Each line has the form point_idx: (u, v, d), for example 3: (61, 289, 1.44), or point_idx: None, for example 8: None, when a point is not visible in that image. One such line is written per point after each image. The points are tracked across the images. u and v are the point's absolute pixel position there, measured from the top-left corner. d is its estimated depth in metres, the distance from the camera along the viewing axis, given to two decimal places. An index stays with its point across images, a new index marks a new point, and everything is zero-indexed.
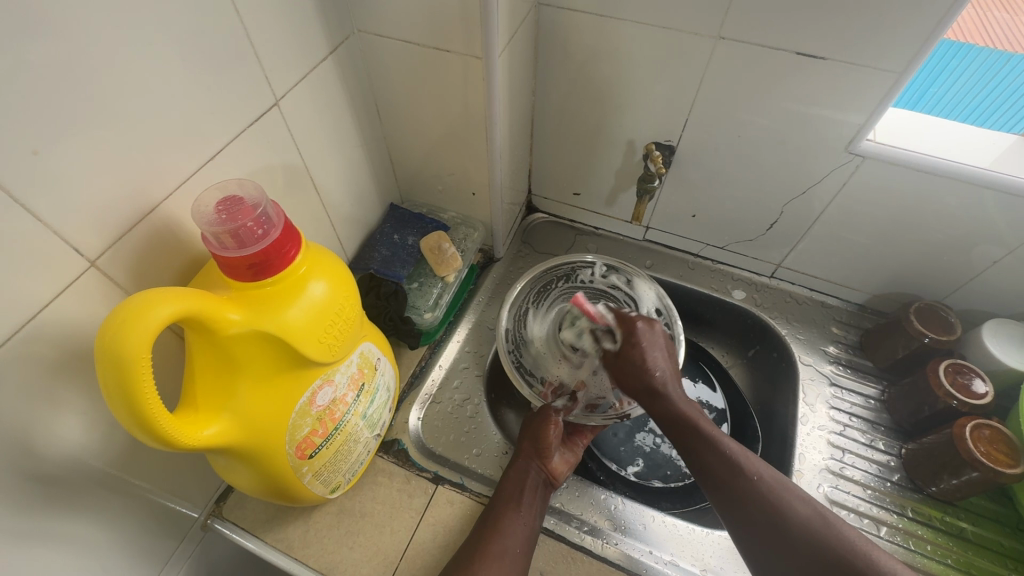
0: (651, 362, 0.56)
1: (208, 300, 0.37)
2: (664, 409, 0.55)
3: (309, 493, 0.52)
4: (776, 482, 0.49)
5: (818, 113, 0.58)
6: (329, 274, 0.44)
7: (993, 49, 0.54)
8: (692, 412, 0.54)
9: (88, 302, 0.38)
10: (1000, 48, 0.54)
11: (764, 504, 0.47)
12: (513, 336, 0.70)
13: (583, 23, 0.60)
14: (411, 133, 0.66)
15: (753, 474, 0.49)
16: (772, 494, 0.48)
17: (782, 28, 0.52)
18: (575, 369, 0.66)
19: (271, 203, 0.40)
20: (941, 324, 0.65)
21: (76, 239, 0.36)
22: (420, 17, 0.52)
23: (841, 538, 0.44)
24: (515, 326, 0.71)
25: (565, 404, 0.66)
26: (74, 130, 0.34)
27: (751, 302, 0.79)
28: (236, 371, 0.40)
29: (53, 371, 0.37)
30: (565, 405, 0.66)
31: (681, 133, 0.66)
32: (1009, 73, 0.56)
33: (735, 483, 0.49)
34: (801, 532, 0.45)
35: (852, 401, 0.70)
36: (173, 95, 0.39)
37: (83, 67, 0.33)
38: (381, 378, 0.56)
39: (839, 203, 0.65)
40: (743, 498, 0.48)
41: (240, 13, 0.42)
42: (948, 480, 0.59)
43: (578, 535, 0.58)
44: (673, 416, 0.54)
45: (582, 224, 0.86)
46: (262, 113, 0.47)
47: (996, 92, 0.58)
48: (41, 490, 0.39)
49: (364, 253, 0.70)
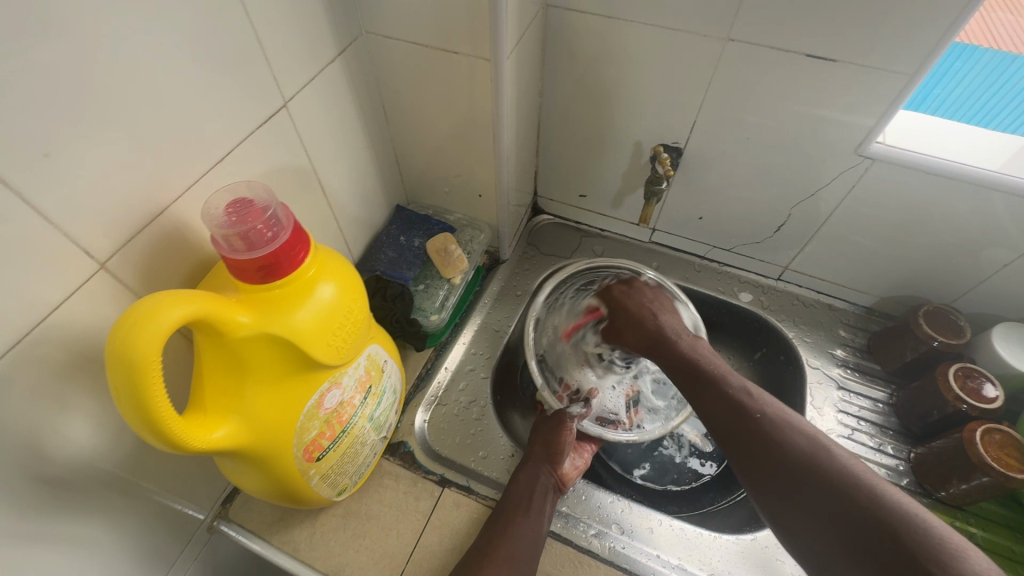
0: (660, 307, 0.66)
1: (218, 302, 0.36)
2: (672, 358, 0.60)
3: (315, 495, 0.52)
4: (775, 417, 0.51)
5: (826, 116, 0.57)
6: (338, 277, 0.44)
7: (997, 50, 0.54)
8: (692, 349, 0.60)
9: (97, 304, 0.38)
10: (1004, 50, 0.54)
11: (765, 439, 0.50)
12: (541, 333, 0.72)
13: (590, 25, 0.60)
14: (418, 134, 0.66)
15: (755, 412, 0.52)
16: (775, 431, 0.50)
17: (791, 29, 0.52)
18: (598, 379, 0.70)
19: (281, 206, 0.40)
20: (951, 327, 0.65)
21: (86, 241, 0.36)
22: (428, 19, 0.52)
23: (838, 464, 0.46)
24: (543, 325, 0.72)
25: (580, 410, 0.67)
26: (84, 132, 0.33)
27: (757, 305, 0.78)
28: (245, 373, 0.40)
29: (62, 373, 0.37)
30: (580, 410, 0.67)
31: (688, 135, 0.66)
32: (1012, 74, 0.56)
33: (730, 414, 0.53)
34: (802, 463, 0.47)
35: (859, 404, 0.70)
36: (182, 96, 0.39)
37: (93, 68, 0.33)
38: (388, 380, 0.55)
39: (847, 206, 0.65)
40: (741, 431, 0.52)
41: (249, 14, 0.42)
42: (957, 484, 0.59)
43: (584, 538, 0.57)
44: (678, 360, 0.60)
45: (588, 225, 0.86)
46: (271, 114, 0.47)
47: (999, 94, 0.58)
48: (49, 491, 0.39)
49: (371, 254, 0.70)
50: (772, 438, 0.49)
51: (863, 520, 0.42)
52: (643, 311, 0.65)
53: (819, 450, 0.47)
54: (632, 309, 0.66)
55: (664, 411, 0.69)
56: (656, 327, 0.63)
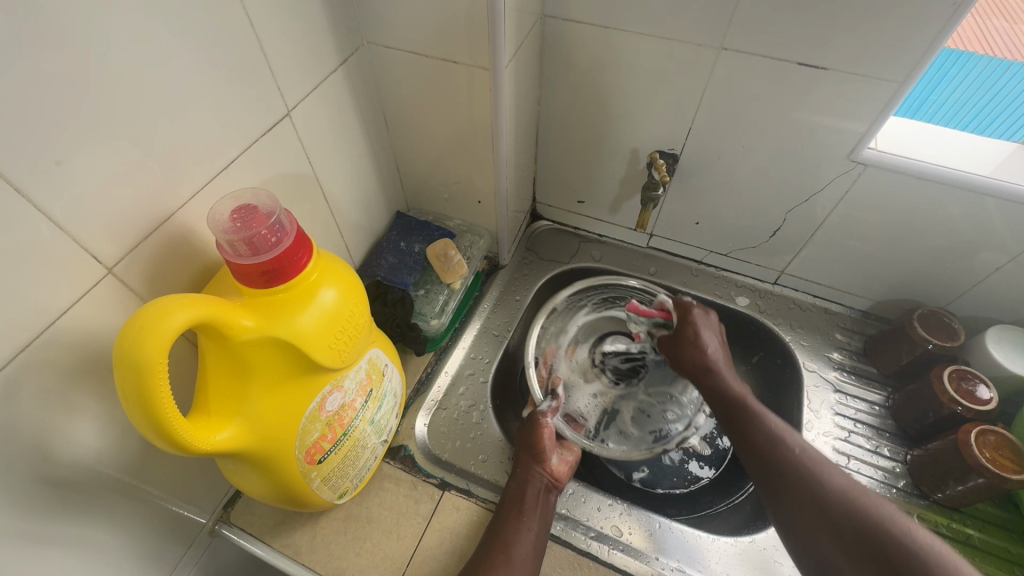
0: (703, 340, 0.62)
1: (223, 306, 0.37)
2: (717, 386, 0.59)
3: (317, 499, 0.52)
4: (819, 458, 0.50)
5: (819, 122, 0.59)
6: (340, 281, 0.44)
7: (992, 58, 0.55)
8: (742, 391, 0.58)
9: (105, 309, 0.39)
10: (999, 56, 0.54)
11: (803, 473, 0.48)
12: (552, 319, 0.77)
13: (587, 34, 0.61)
14: (419, 142, 0.67)
15: (795, 446, 0.51)
16: (813, 467, 0.49)
17: (783, 38, 0.53)
18: (582, 381, 0.74)
19: (284, 212, 0.41)
20: (945, 330, 0.66)
21: (94, 247, 0.37)
22: (429, 29, 0.53)
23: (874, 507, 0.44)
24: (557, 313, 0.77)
25: (550, 406, 0.67)
26: (91, 140, 0.34)
27: (754, 309, 0.79)
28: (249, 376, 0.40)
29: (69, 376, 0.38)
30: (551, 406, 0.67)
31: (684, 141, 0.67)
32: (1009, 80, 0.56)
33: (775, 449, 0.51)
34: (834, 501, 0.46)
35: (856, 407, 0.70)
36: (189, 105, 0.40)
37: (102, 78, 0.34)
38: (388, 384, 0.56)
39: (841, 211, 0.66)
40: (783, 464, 0.50)
41: (253, 26, 0.43)
42: (953, 486, 0.59)
43: (584, 541, 0.58)
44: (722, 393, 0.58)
45: (586, 231, 0.87)
46: (274, 123, 0.48)
47: (996, 99, 0.58)
48: (56, 493, 0.39)
49: (371, 260, 0.71)
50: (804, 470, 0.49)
51: (883, 544, 0.42)
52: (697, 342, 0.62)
53: (857, 491, 0.46)
54: (688, 337, 0.63)
55: (633, 440, 0.70)
56: (704, 357, 0.61)
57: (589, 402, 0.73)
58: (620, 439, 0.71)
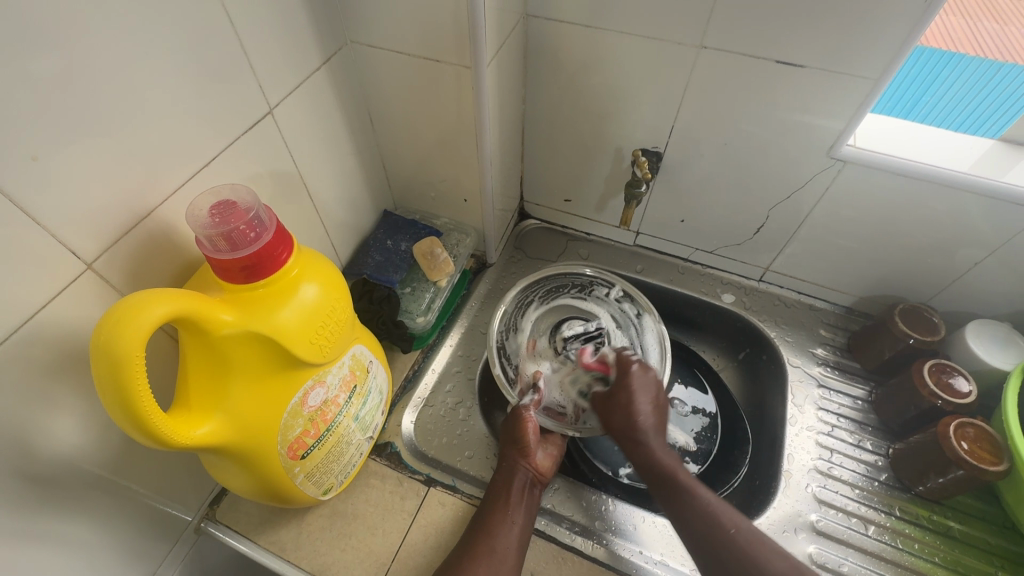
0: (637, 406, 0.57)
1: (202, 301, 0.38)
2: (644, 458, 0.55)
3: (301, 495, 0.52)
4: (753, 534, 0.47)
5: (799, 119, 0.59)
6: (321, 277, 0.45)
7: (982, 58, 0.56)
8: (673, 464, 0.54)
9: (85, 304, 0.39)
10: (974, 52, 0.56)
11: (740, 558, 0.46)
12: (506, 324, 0.73)
13: (570, 34, 0.62)
14: (404, 141, 0.67)
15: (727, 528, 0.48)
16: (749, 548, 0.46)
17: (762, 36, 0.54)
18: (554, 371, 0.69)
19: (264, 207, 0.41)
20: (925, 325, 0.66)
21: (73, 242, 0.37)
22: (411, 27, 0.53)
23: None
24: (509, 314, 0.74)
25: (533, 398, 0.66)
26: (69, 136, 0.35)
27: (740, 306, 0.80)
28: (229, 371, 0.41)
29: (49, 372, 0.38)
30: (533, 398, 0.66)
31: (667, 139, 0.68)
32: (1002, 79, 0.57)
33: (709, 530, 0.48)
34: None
35: (839, 402, 0.71)
36: (169, 102, 0.40)
37: (81, 74, 0.34)
38: (373, 381, 0.56)
39: (824, 207, 0.67)
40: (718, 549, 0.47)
41: (234, 24, 0.43)
42: (934, 479, 0.60)
43: (568, 535, 0.58)
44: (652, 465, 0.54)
45: (574, 229, 0.88)
46: (256, 121, 0.49)
47: (987, 99, 0.59)
48: (36, 489, 0.39)
49: (358, 259, 0.72)
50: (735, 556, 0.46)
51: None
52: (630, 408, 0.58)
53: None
54: (621, 402, 0.59)
55: None
56: (629, 423, 0.57)
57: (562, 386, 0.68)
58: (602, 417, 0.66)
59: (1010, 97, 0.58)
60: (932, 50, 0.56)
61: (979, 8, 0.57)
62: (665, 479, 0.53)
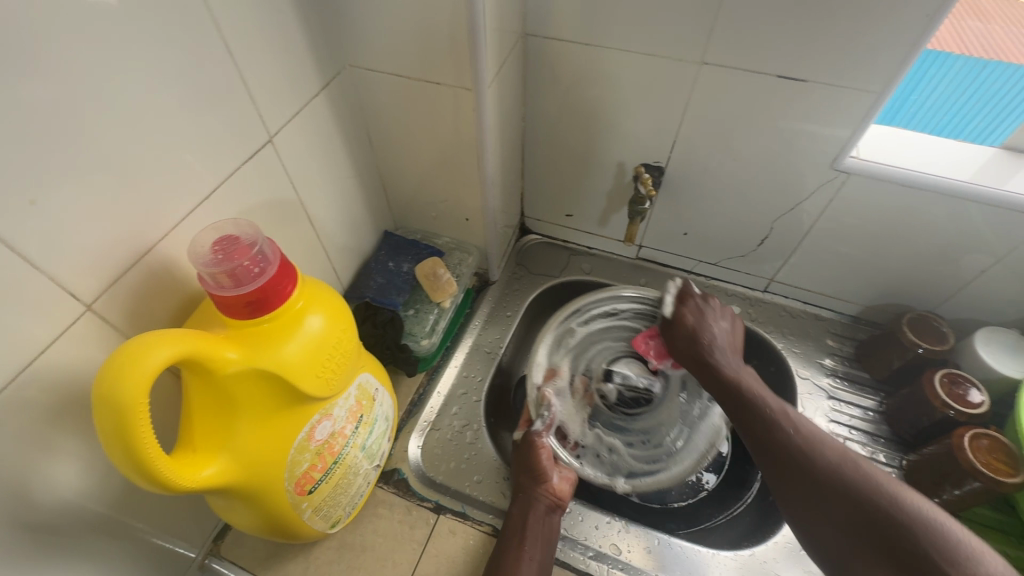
0: (708, 326, 0.65)
1: (205, 340, 0.36)
2: (713, 377, 0.61)
3: (309, 529, 0.51)
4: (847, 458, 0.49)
5: (802, 130, 0.59)
6: (326, 308, 0.44)
7: (968, 57, 0.55)
8: (738, 373, 0.60)
9: (84, 346, 0.38)
10: (974, 57, 0.55)
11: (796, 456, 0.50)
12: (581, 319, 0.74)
13: (569, 52, 0.62)
14: (404, 162, 0.67)
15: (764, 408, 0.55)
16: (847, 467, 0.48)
17: (762, 49, 0.54)
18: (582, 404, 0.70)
19: (267, 241, 0.40)
20: (935, 334, 0.66)
21: (71, 284, 0.36)
22: (410, 51, 0.53)
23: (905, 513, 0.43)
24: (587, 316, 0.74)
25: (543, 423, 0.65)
26: (66, 178, 0.34)
27: (746, 317, 0.79)
28: (234, 409, 0.40)
29: (50, 417, 0.37)
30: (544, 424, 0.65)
31: (669, 154, 0.68)
32: (987, 78, 0.56)
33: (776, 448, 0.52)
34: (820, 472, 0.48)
35: (850, 413, 0.70)
36: (167, 136, 0.40)
37: (77, 113, 0.33)
38: (379, 408, 0.55)
39: (829, 217, 0.66)
40: (773, 449, 0.52)
41: (231, 53, 0.43)
42: (949, 490, 0.59)
43: (582, 561, 0.57)
44: (726, 391, 0.59)
45: (576, 244, 0.87)
46: (256, 150, 0.48)
47: (975, 97, 0.58)
48: (37, 538, 0.38)
49: (360, 281, 0.71)
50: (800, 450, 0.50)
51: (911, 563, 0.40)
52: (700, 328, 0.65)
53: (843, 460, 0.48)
54: (682, 324, 0.66)
55: (609, 467, 0.66)
56: (706, 342, 0.63)
57: (579, 417, 0.69)
58: (597, 462, 0.66)
59: (998, 95, 0.57)
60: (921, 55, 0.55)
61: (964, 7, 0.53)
62: (765, 423, 0.54)
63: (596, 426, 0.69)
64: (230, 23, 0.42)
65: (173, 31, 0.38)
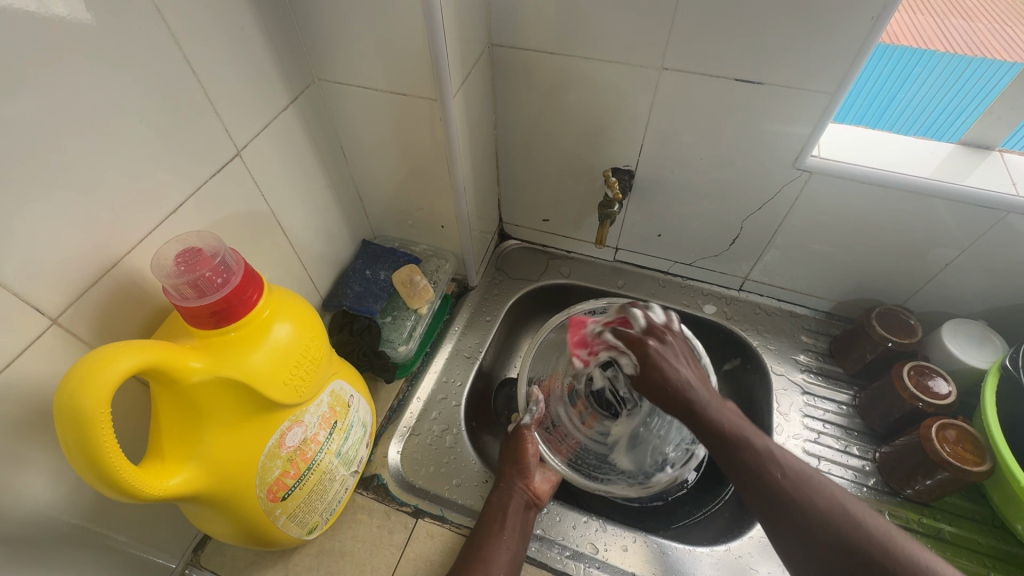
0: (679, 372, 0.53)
1: (169, 351, 0.37)
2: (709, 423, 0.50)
3: (285, 536, 0.52)
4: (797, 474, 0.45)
5: (762, 130, 0.60)
6: (294, 316, 0.45)
7: (953, 54, 0.56)
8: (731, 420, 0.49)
9: (53, 360, 0.39)
10: (958, 53, 0.56)
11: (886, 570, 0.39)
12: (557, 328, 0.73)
13: (535, 60, 0.63)
14: (377, 171, 0.68)
15: (778, 470, 0.45)
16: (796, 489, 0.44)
17: (720, 56, 0.56)
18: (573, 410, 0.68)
19: (230, 251, 0.41)
20: (902, 327, 0.67)
21: (37, 298, 0.37)
22: (377, 64, 0.54)
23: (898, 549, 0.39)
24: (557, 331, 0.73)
25: (532, 417, 0.66)
26: (28, 198, 0.35)
27: (721, 316, 0.80)
28: (202, 418, 0.40)
29: (18, 429, 0.37)
30: (532, 418, 0.66)
31: (637, 158, 0.69)
32: (972, 75, 0.56)
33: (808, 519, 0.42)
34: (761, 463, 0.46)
35: (824, 408, 0.71)
36: (131, 152, 0.41)
37: (40, 135, 0.35)
38: (355, 414, 0.56)
39: (797, 214, 0.68)
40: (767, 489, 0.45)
41: (196, 70, 0.44)
42: (921, 481, 0.60)
43: (559, 560, 0.58)
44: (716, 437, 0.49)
45: (555, 249, 0.88)
46: (223, 164, 0.49)
47: (960, 94, 0.59)
48: (11, 550, 0.39)
49: (338, 290, 0.72)
50: (788, 496, 0.44)
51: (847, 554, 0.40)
52: (663, 370, 0.52)
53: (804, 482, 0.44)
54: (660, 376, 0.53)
55: (614, 473, 0.65)
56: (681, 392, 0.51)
57: (572, 424, 0.68)
58: (593, 465, 0.66)
59: (980, 93, 0.57)
60: (900, 48, 0.57)
61: (947, 7, 0.59)
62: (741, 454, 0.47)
63: (632, 438, 0.66)
64: (194, 43, 0.43)
65: (136, 49, 0.39)
